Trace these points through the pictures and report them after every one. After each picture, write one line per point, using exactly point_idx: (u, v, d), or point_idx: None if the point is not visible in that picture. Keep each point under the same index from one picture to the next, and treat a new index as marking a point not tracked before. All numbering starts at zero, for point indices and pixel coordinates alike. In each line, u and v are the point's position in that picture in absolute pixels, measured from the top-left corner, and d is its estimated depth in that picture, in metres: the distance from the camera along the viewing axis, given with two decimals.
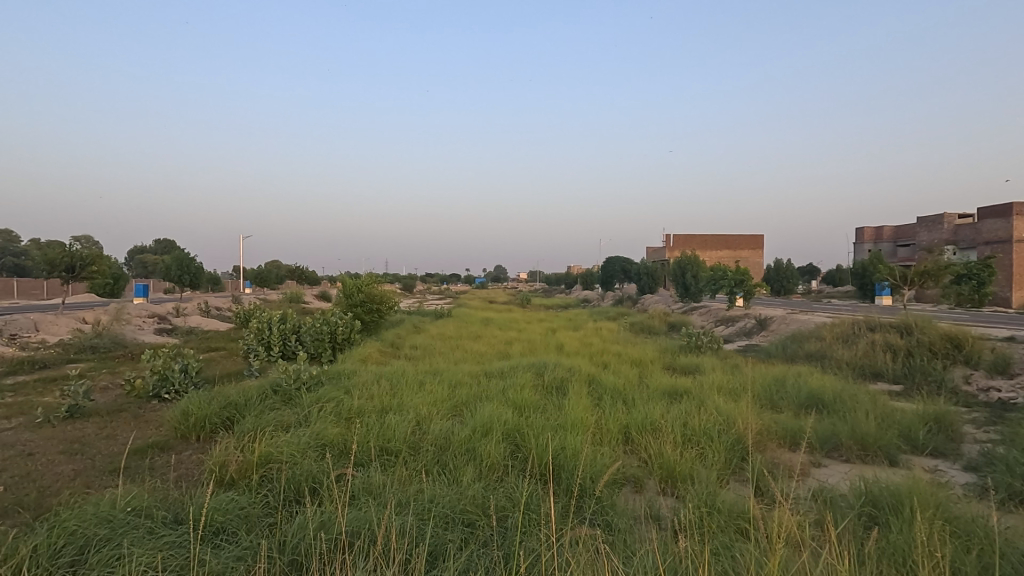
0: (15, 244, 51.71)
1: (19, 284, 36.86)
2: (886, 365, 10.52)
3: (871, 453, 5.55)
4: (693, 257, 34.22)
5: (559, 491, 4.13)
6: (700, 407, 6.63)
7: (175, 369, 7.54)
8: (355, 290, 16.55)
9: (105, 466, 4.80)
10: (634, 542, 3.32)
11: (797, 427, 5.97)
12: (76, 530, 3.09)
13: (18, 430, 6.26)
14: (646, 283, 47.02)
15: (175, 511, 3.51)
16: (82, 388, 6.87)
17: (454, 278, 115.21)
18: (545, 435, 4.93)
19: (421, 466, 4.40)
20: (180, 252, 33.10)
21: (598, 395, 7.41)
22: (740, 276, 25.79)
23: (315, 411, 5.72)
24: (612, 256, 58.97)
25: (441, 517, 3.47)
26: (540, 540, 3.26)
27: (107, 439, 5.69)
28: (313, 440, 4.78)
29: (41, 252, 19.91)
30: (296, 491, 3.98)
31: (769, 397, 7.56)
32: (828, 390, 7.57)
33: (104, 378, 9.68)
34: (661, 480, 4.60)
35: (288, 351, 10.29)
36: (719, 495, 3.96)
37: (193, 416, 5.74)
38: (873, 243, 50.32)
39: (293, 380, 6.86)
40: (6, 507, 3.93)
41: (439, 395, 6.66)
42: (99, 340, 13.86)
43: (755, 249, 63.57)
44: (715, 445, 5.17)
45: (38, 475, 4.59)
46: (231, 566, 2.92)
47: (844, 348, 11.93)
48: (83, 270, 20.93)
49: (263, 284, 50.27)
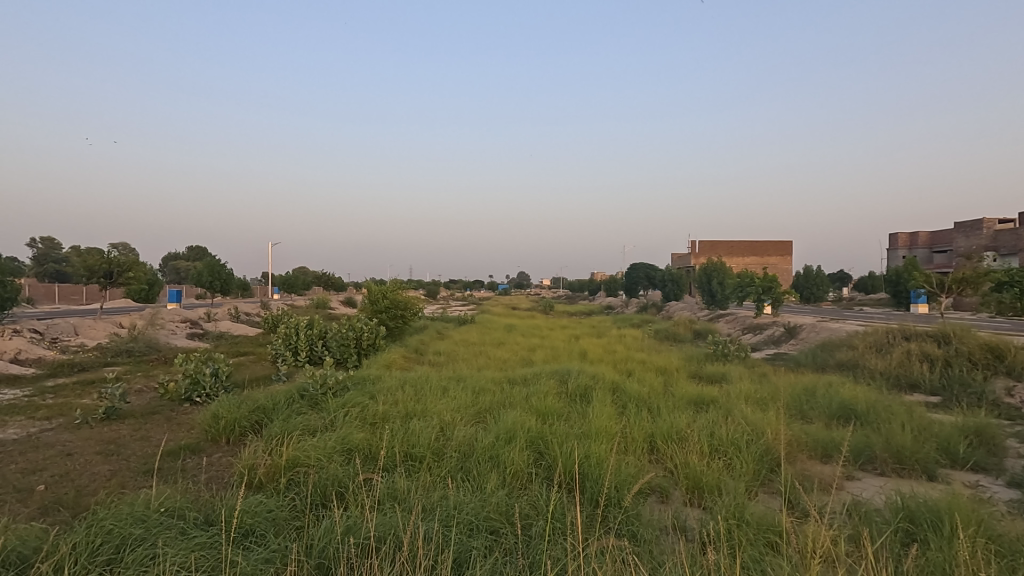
0: (55, 250, 54.12)
1: (61, 289, 38.62)
2: (922, 376, 10.16)
3: (908, 466, 5.37)
4: (720, 264, 33.70)
5: (585, 501, 4.07)
6: (727, 417, 6.51)
7: (207, 373, 7.73)
8: (380, 296, 16.76)
9: (140, 467, 4.94)
10: (660, 554, 3.29)
11: (830, 439, 5.81)
12: (113, 529, 3.17)
13: (60, 430, 6.52)
14: (673, 290, 46.57)
15: (206, 512, 3.58)
16: (119, 391, 7.11)
17: (477, 284, 116.35)
18: (570, 443, 4.90)
19: (445, 473, 4.42)
20: (211, 258, 33.84)
21: (622, 404, 7.31)
22: (769, 283, 25.16)
23: (341, 416, 5.79)
24: (636, 264, 59.77)
25: (466, 524, 3.47)
26: (565, 550, 3.23)
27: (141, 440, 5.88)
28: (340, 444, 4.84)
29: (81, 258, 20.60)
30: (322, 495, 4.01)
31: (799, 407, 7.38)
32: (861, 402, 7.33)
33: (139, 381, 10.01)
34: (688, 491, 4.52)
35: (314, 356, 10.52)
36: (748, 507, 3.88)
37: (223, 419, 5.88)
38: (908, 249, 49.05)
39: (320, 385, 6.95)
40: (46, 505, 4.07)
41: (463, 402, 6.69)
42: (134, 344, 14.29)
43: (784, 255, 62.46)
44: (743, 455, 5.06)
45: (76, 475, 4.75)
46: (260, 568, 2.96)
47: (878, 358, 11.57)
48: (120, 276, 21.65)
49: (290, 289, 51.48)
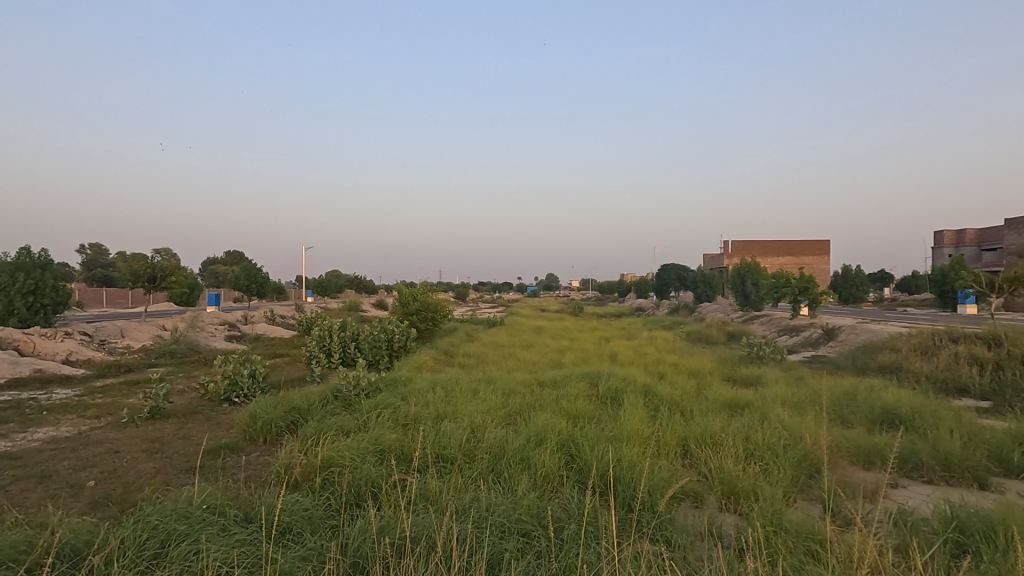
0: (103, 256, 56.64)
1: (109, 293, 40.40)
2: (972, 381, 9.70)
3: (958, 475, 5.13)
4: (753, 264, 32.95)
5: (617, 505, 4.02)
6: (763, 421, 6.34)
7: (245, 374, 7.96)
8: (410, 299, 16.99)
9: (183, 465, 5.11)
10: (695, 560, 3.23)
11: (874, 445, 5.60)
12: (158, 525, 3.29)
13: (108, 428, 6.81)
14: (704, 291, 45.76)
15: (245, 510, 3.68)
16: (163, 391, 7.38)
17: (506, 286, 116.61)
18: (601, 447, 4.85)
19: (476, 475, 4.43)
20: (249, 263, 34.84)
21: (654, 407, 7.21)
22: (805, 283, 24.41)
23: (373, 418, 5.87)
24: (667, 265, 59.03)
25: (498, 526, 3.48)
26: (597, 554, 3.20)
27: (183, 439, 6.10)
28: (373, 445, 4.91)
29: (127, 264, 21.46)
30: (356, 495, 4.08)
31: (839, 412, 7.15)
32: (906, 406, 7.04)
33: (181, 382, 10.37)
34: (722, 496, 4.42)
35: (347, 358, 10.73)
36: (785, 514, 3.77)
37: (260, 419, 6.04)
38: (955, 246, 47.03)
39: (353, 386, 7.06)
40: (96, 500, 4.25)
41: (493, 403, 6.71)
42: (176, 346, 14.83)
43: (821, 254, 60.69)
44: (780, 461, 4.91)
45: (123, 472, 4.95)
46: (298, 565, 3.02)
47: (923, 361, 11.10)
48: (163, 280, 22.48)
49: (323, 292, 52.59)
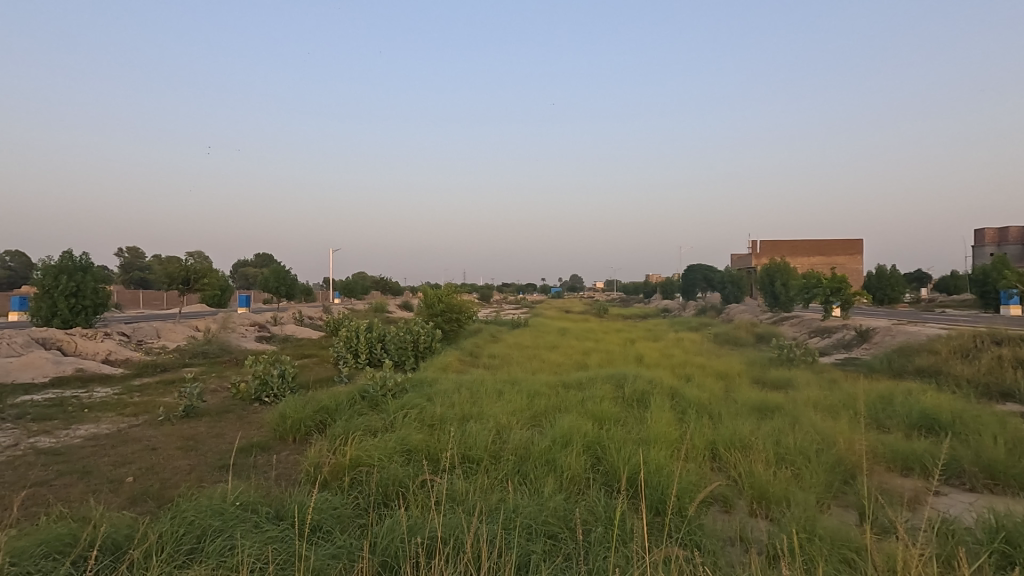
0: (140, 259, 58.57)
1: (146, 295, 41.75)
2: (1017, 385, 9.29)
3: (1002, 483, 4.92)
4: (782, 264, 32.24)
5: (645, 509, 3.98)
6: (794, 424, 6.19)
7: (274, 374, 8.13)
8: (435, 300, 17.12)
9: (216, 463, 5.24)
10: (726, 566, 3.17)
11: (912, 450, 5.41)
12: (194, 520, 3.38)
13: (145, 426, 7.03)
14: (732, 292, 44.96)
15: (277, 508, 3.75)
16: (197, 390, 7.58)
17: (530, 288, 116.53)
18: (628, 449, 4.80)
19: (502, 476, 4.43)
20: (278, 265, 35.60)
21: (682, 410, 7.11)
22: (837, 283, 23.73)
23: (400, 418, 5.93)
24: (693, 266, 58.22)
25: (524, 528, 3.47)
26: (626, 558, 3.16)
27: (217, 437, 6.26)
28: (399, 445, 4.96)
29: (162, 266, 22.12)
30: (384, 495, 4.12)
31: (875, 417, 6.93)
32: (946, 410, 6.79)
33: (214, 381, 10.64)
34: (753, 501, 4.33)
35: (374, 358, 10.86)
36: (819, 520, 3.67)
37: (290, 418, 6.16)
38: (997, 245, 45.24)
39: (380, 387, 7.14)
40: (134, 496, 4.39)
41: (518, 404, 6.71)
42: (209, 346, 15.23)
43: (854, 254, 59.03)
44: (813, 466, 4.79)
45: (160, 468, 5.10)
46: (328, 563, 3.07)
47: (964, 364, 10.68)
48: (197, 282, 23.10)
49: (350, 294, 53.37)
